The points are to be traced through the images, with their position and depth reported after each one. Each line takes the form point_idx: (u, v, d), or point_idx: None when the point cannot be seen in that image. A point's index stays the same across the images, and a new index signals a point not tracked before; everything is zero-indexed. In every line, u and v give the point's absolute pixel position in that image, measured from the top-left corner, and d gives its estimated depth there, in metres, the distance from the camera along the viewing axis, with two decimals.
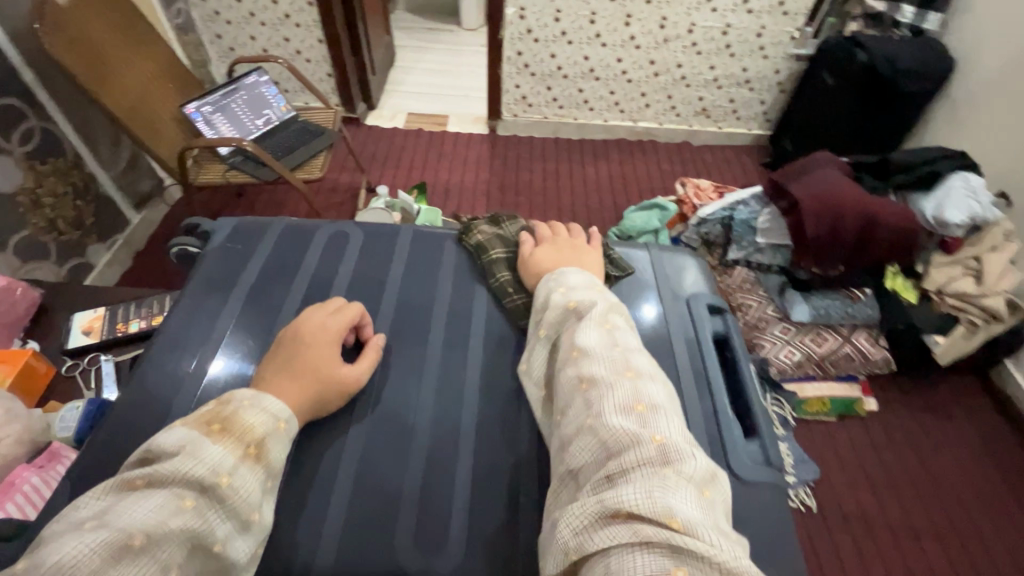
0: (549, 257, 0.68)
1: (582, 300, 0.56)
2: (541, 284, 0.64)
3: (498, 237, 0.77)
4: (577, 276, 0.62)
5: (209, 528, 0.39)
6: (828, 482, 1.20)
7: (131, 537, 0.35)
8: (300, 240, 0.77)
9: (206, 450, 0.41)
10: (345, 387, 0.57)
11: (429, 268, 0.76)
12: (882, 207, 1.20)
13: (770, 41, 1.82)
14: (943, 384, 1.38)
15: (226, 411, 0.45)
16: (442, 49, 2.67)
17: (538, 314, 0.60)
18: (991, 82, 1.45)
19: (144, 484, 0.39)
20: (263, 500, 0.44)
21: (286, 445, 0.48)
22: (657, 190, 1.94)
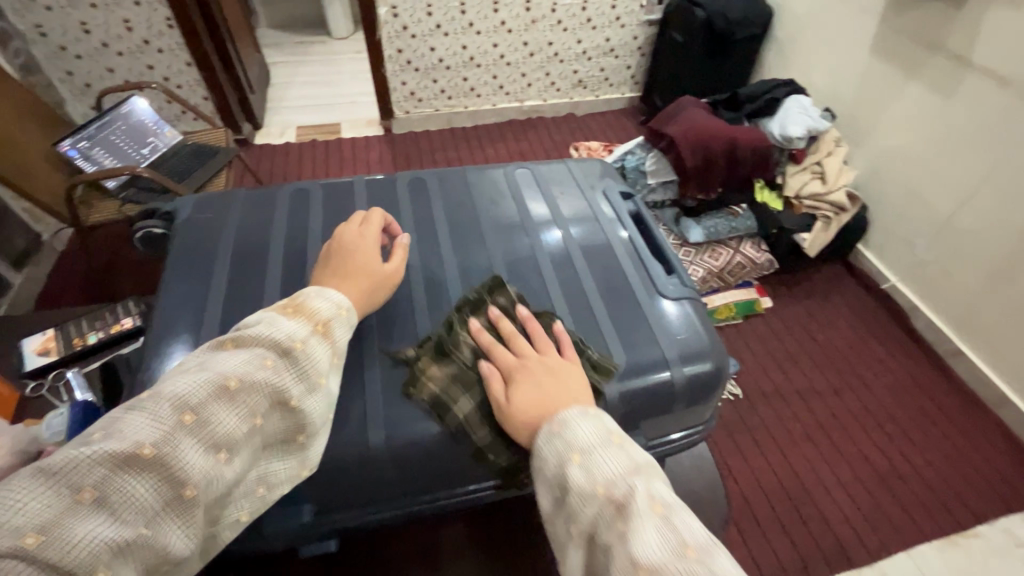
0: (525, 402, 0.53)
1: (612, 485, 0.43)
2: (541, 445, 0.49)
3: (455, 378, 0.64)
4: (585, 428, 0.47)
5: (286, 386, 0.45)
6: (747, 371, 1.41)
7: (227, 379, 0.42)
8: (261, 202, 0.87)
9: (281, 324, 0.48)
10: (392, 280, 0.64)
11: (391, 205, 0.89)
12: (739, 132, 1.42)
13: (624, 11, 2.02)
14: (817, 274, 1.65)
15: (296, 299, 0.52)
16: (318, 60, 2.64)
17: (554, 489, 0.47)
18: (801, 22, 1.75)
19: (234, 345, 0.46)
20: (330, 370, 0.50)
21: (349, 329, 0.55)
22: (554, 160, 2.09)
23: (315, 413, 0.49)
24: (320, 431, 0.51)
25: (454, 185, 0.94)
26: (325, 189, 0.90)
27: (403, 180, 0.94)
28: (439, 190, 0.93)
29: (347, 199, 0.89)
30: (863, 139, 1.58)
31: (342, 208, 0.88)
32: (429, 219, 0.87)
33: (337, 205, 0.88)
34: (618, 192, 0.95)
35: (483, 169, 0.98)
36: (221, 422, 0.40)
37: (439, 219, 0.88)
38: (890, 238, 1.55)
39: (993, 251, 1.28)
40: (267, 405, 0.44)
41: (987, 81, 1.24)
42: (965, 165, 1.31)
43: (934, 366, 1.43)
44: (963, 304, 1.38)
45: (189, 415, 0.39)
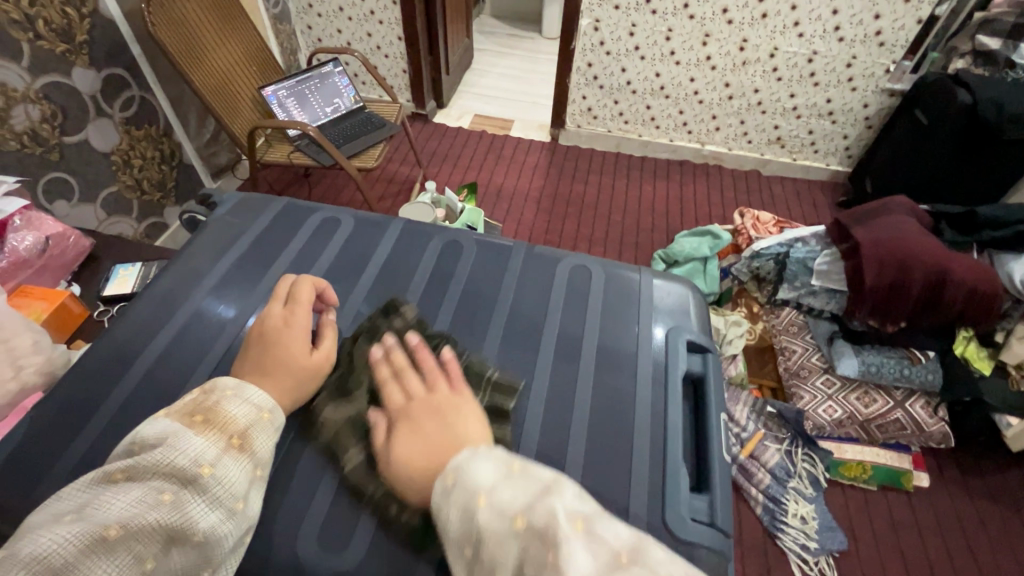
0: (406, 452, 0.42)
1: (528, 511, 0.32)
2: (444, 506, 0.35)
3: (347, 422, 0.51)
4: (484, 465, 0.36)
5: (190, 520, 0.37)
6: (855, 555, 1.09)
7: (107, 529, 0.35)
8: (293, 222, 0.72)
9: (187, 443, 0.40)
10: (317, 375, 0.52)
11: (409, 261, 0.69)
12: (955, 265, 1.08)
13: (861, 72, 1.69)
14: (1013, 472, 1.23)
15: (209, 401, 0.43)
16: (518, 55, 2.71)
17: (466, 547, 0.33)
18: None
19: (123, 477, 0.38)
20: (250, 488, 0.42)
21: (275, 433, 0.45)
22: (715, 216, 1.86)
23: (229, 547, 0.40)
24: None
25: (482, 261, 0.69)
26: (359, 223, 0.73)
27: (437, 240, 0.71)
28: (469, 263, 0.69)
29: (374, 238, 0.71)
30: None
31: (359, 249, 0.70)
32: (435, 296, 0.65)
33: (359, 246, 0.70)
34: (686, 341, 0.63)
35: (534, 250, 0.71)
36: None
37: (448, 300, 0.64)
38: None
39: None
40: (166, 546, 0.36)
41: None
42: None
43: None
44: None
45: None
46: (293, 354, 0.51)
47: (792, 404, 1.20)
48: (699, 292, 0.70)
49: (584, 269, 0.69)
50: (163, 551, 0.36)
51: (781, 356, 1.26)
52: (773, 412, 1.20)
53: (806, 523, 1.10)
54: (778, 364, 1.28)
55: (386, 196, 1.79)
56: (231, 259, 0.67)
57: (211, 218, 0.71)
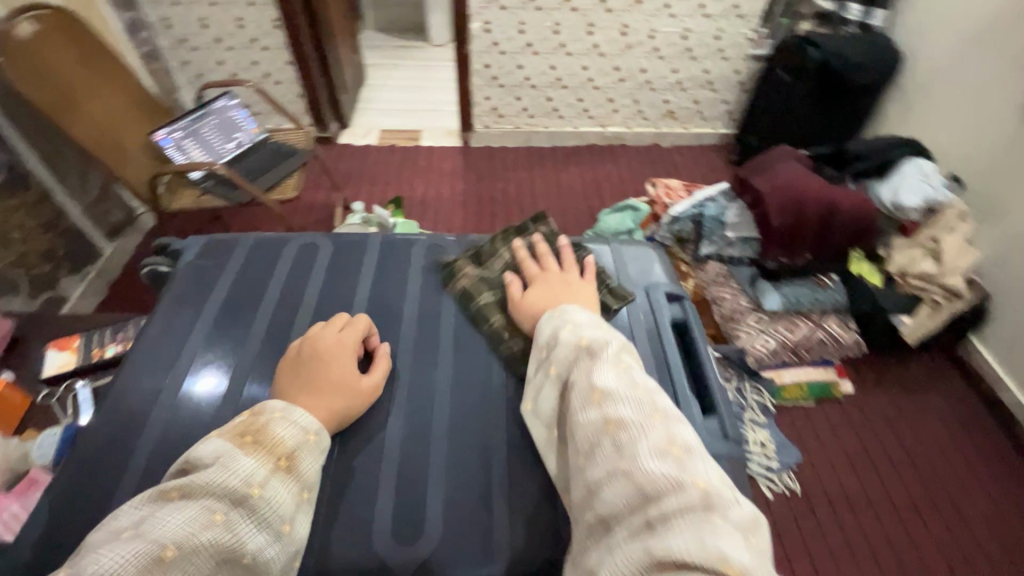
0: (540, 297, 0.65)
1: (594, 338, 0.51)
2: (542, 322, 0.59)
3: (483, 280, 0.75)
4: (579, 313, 0.57)
5: (241, 541, 0.40)
6: (810, 464, 1.24)
7: (164, 549, 0.37)
8: (267, 253, 0.80)
9: (240, 462, 0.43)
10: (364, 394, 0.59)
11: (399, 273, 0.79)
12: (841, 196, 1.26)
13: (728, 43, 1.89)
14: (915, 363, 1.44)
15: (260, 422, 0.48)
16: (412, 65, 2.71)
17: (541, 352, 0.56)
18: (937, 73, 1.54)
19: (178, 495, 0.41)
20: (297, 509, 0.46)
21: (319, 454, 0.50)
22: (629, 191, 1.99)
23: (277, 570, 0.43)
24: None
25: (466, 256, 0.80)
26: (337, 245, 0.82)
27: (421, 247, 0.83)
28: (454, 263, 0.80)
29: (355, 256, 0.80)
30: (996, 217, 1.36)
31: (344, 267, 0.79)
32: (433, 292, 0.76)
33: (343, 264, 0.79)
34: (664, 293, 0.76)
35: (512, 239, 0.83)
36: None
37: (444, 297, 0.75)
38: (1015, 337, 1.31)
39: None
40: (217, 566, 0.38)
41: None
42: None
43: None
44: None
45: None
46: (347, 377, 0.58)
47: (734, 345, 1.31)
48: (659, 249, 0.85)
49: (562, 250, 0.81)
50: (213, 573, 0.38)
51: (715, 304, 1.37)
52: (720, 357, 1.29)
53: (766, 447, 1.22)
54: (713, 313, 1.38)
55: (307, 225, 1.73)
56: (216, 298, 0.73)
57: (182, 263, 0.78)
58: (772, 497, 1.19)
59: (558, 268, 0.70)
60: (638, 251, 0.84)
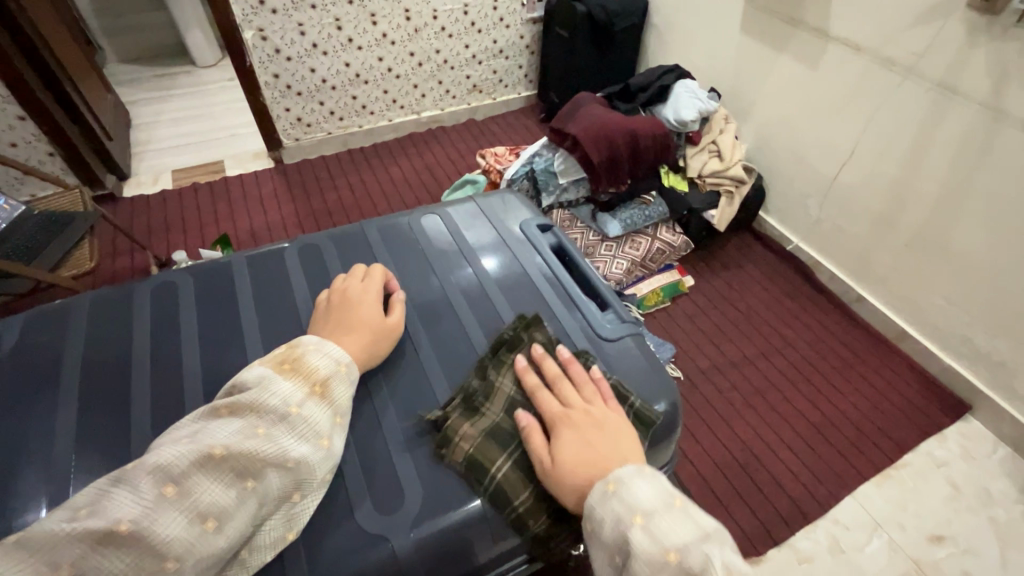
0: (572, 454, 0.57)
1: (685, 551, 0.46)
2: (599, 502, 0.51)
3: (490, 434, 0.66)
4: (644, 487, 0.51)
5: (283, 449, 0.51)
6: (683, 351, 1.46)
7: (213, 449, 0.47)
8: (118, 305, 0.80)
9: (279, 385, 0.54)
10: (388, 330, 0.71)
11: (281, 281, 0.85)
12: (638, 125, 1.45)
13: (506, 11, 2.01)
14: (731, 244, 1.75)
15: (297, 354, 0.59)
16: (184, 92, 2.40)
17: (616, 555, 0.49)
18: (675, 7, 1.84)
19: (227, 410, 0.52)
20: (332, 429, 0.57)
21: (346, 385, 0.61)
22: (462, 169, 2.04)
23: (315, 471, 0.55)
24: (317, 489, 0.58)
25: (353, 249, 0.92)
26: (198, 279, 0.84)
27: (295, 251, 0.90)
28: (337, 259, 0.90)
29: (224, 285, 0.84)
30: (749, 114, 1.69)
31: (220, 298, 0.82)
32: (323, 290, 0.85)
33: (214, 296, 0.82)
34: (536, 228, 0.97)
35: (385, 223, 0.96)
36: (202, 491, 0.46)
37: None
38: (787, 202, 1.66)
39: (874, 201, 1.41)
40: (261, 466, 0.49)
41: (847, 51, 1.35)
42: (843, 128, 1.42)
43: (841, 312, 1.57)
44: (858, 255, 1.51)
45: (170, 487, 0.45)
46: (370, 317, 0.70)
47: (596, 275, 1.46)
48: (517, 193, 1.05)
49: (441, 219, 0.97)
50: (262, 471, 0.49)
51: None
52: None
53: None
54: None
55: None
56: (76, 366, 0.73)
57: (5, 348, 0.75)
58: None
59: (580, 399, 0.64)
60: (502, 201, 1.02)
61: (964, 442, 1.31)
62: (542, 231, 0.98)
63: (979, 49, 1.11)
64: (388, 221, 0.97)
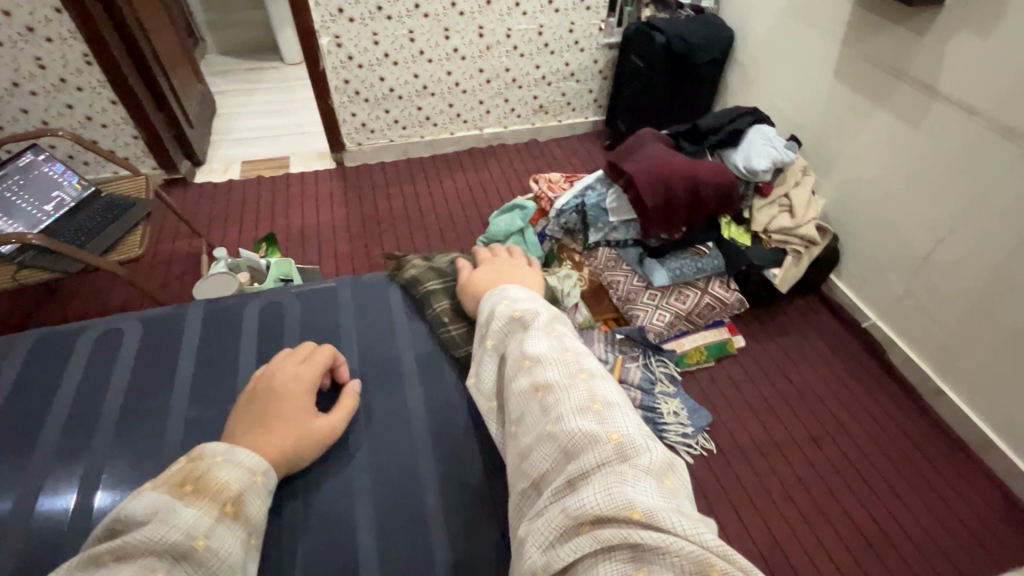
0: (479, 277, 0.83)
1: (525, 311, 0.67)
2: (485, 300, 0.74)
3: (431, 271, 0.95)
4: (517, 292, 0.72)
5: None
6: (720, 423, 1.33)
7: None
8: (61, 345, 0.82)
9: (182, 515, 0.50)
10: (317, 431, 0.66)
11: (229, 333, 0.84)
12: (701, 170, 1.33)
13: (582, 34, 1.96)
14: (791, 307, 1.60)
15: (200, 471, 0.54)
16: (268, 87, 2.53)
17: (484, 327, 0.71)
18: (764, 44, 1.71)
19: (113, 556, 0.46)
20: (244, 556, 0.53)
21: (262, 495, 0.57)
22: (515, 189, 1.99)
23: None
24: None
25: (318, 307, 0.90)
26: (148, 322, 0.86)
27: (257, 302, 0.89)
28: (298, 312, 0.88)
29: (174, 328, 0.85)
30: (831, 168, 1.53)
31: (171, 342, 0.83)
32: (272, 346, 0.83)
33: (163, 340, 0.83)
34: None
35: (360, 283, 0.95)
36: None
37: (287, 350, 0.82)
38: (863, 270, 1.49)
39: (971, 287, 1.23)
40: None
41: (957, 112, 1.19)
42: (941, 198, 1.25)
43: (915, 405, 1.37)
44: (942, 344, 1.32)
45: None
46: (299, 415, 0.65)
47: (634, 324, 1.36)
48: None
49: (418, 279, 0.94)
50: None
51: (611, 288, 1.42)
52: (623, 338, 1.33)
53: (679, 415, 1.29)
54: (611, 296, 1.44)
55: (168, 282, 1.54)
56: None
57: None
58: (692, 461, 1.25)
59: (504, 256, 0.89)
60: None
61: None
62: None
63: None
64: (363, 282, 0.96)
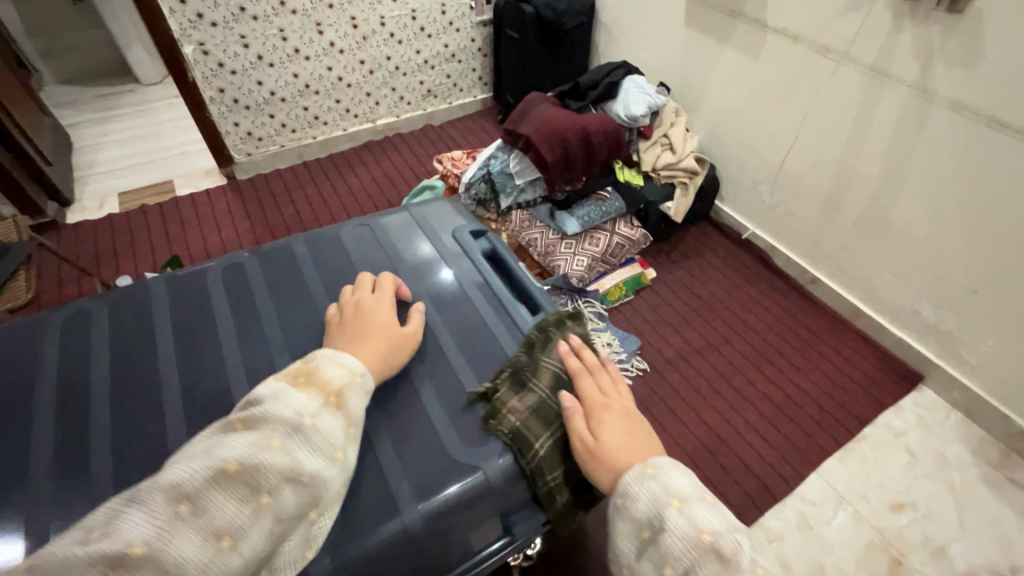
0: (615, 435, 0.59)
1: (717, 534, 0.46)
2: (633, 485, 0.52)
3: (533, 412, 0.69)
4: (680, 478, 0.51)
5: (299, 462, 0.47)
6: (648, 344, 1.48)
7: (229, 464, 0.43)
8: (18, 340, 0.76)
9: (295, 397, 0.51)
10: (403, 340, 0.69)
11: (206, 305, 0.82)
12: (588, 122, 1.46)
13: (455, 15, 2.01)
14: (689, 234, 1.79)
15: (311, 367, 0.56)
16: (128, 112, 2.33)
17: (643, 531, 0.50)
18: (621, 4, 1.87)
19: (243, 423, 0.48)
20: (345, 442, 0.52)
21: (361, 396, 0.57)
22: (420, 174, 2.03)
23: (331, 488, 0.50)
24: (331, 506, 0.53)
25: (281, 266, 0.89)
26: (113, 307, 0.81)
27: (220, 271, 0.87)
28: (262, 274, 0.88)
29: (140, 309, 0.81)
30: (698, 106, 1.72)
31: (142, 323, 0.79)
32: (249, 309, 0.83)
33: (129, 325, 0.79)
34: (468, 234, 0.97)
35: (312, 236, 0.94)
36: (219, 509, 0.42)
37: (266, 310, 0.82)
38: (740, 190, 1.70)
39: (822, 186, 1.46)
40: (281, 482, 0.45)
41: (785, 40, 1.39)
42: (786, 115, 1.47)
43: (799, 294, 1.61)
44: (809, 238, 1.55)
45: (184, 505, 0.41)
46: (384, 326, 0.68)
47: (558, 273, 1.47)
48: (451, 199, 1.05)
49: (364, 229, 0.96)
50: (278, 486, 0.45)
51: (531, 246, 1.52)
52: (550, 288, 1.44)
53: (612, 344, 1.43)
54: (531, 254, 1.53)
55: None
56: None
57: None
58: (631, 381, 1.39)
59: (614, 391, 0.67)
60: (436, 210, 1.02)
61: (919, 411, 1.36)
62: (476, 237, 0.99)
63: (905, 33, 1.16)
64: (316, 235, 0.95)
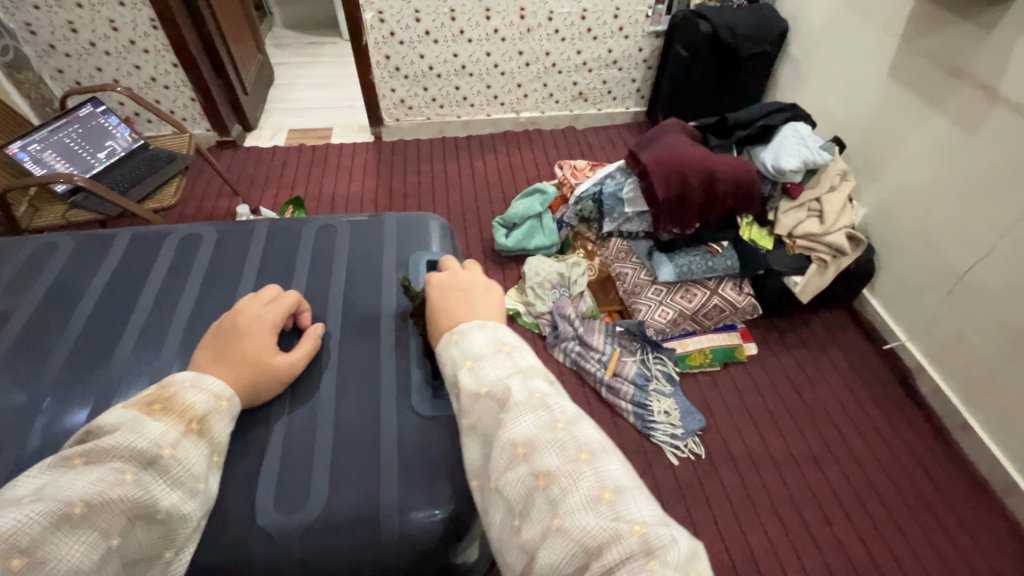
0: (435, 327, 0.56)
1: (492, 382, 0.46)
2: (441, 357, 0.52)
3: None
4: (475, 337, 0.50)
5: (155, 498, 0.42)
6: (715, 430, 1.28)
7: (72, 506, 0.37)
8: None
9: (148, 428, 0.44)
10: (277, 375, 0.58)
11: (89, 267, 0.75)
12: (719, 163, 1.28)
13: (628, 20, 1.90)
14: (816, 320, 1.51)
15: (168, 391, 0.48)
16: (324, 61, 2.63)
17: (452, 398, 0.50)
18: (818, 38, 1.60)
19: (83, 460, 0.41)
20: (208, 470, 0.47)
21: (228, 420, 0.51)
22: (543, 175, 1.98)
23: (191, 520, 0.45)
24: (195, 539, 0.47)
25: (190, 253, 0.78)
26: (73, 238, 0.79)
27: (130, 238, 0.80)
28: (211, 252, 0.78)
29: (96, 255, 0.77)
30: (876, 174, 1.42)
31: (73, 284, 0.73)
32: (178, 283, 0.74)
33: (82, 265, 0.76)
34: (424, 265, 0.77)
35: (281, 223, 0.83)
36: (62, 558, 0.35)
37: (189, 290, 0.73)
38: (901, 288, 1.38)
39: (1016, 317, 1.11)
40: (131, 522, 0.40)
41: (1016, 119, 1.07)
42: (989, 215, 1.14)
43: (937, 438, 1.27)
44: (976, 376, 1.21)
45: (18, 558, 0.34)
46: (256, 355, 0.56)
47: (636, 318, 1.36)
48: (438, 218, 0.87)
49: (313, 228, 0.82)
50: (128, 526, 0.40)
51: (619, 279, 1.41)
52: (622, 330, 1.35)
53: (670, 415, 1.25)
54: (617, 288, 1.43)
55: None
56: None
57: None
58: (678, 463, 1.22)
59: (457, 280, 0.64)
60: (408, 225, 0.84)
61: None
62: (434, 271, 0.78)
63: None
64: (285, 221, 0.83)
